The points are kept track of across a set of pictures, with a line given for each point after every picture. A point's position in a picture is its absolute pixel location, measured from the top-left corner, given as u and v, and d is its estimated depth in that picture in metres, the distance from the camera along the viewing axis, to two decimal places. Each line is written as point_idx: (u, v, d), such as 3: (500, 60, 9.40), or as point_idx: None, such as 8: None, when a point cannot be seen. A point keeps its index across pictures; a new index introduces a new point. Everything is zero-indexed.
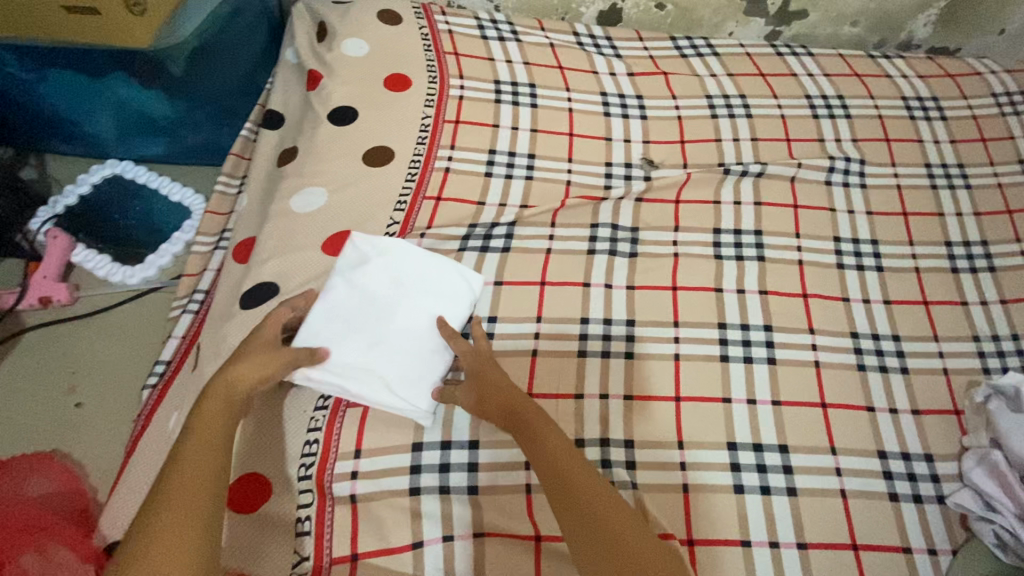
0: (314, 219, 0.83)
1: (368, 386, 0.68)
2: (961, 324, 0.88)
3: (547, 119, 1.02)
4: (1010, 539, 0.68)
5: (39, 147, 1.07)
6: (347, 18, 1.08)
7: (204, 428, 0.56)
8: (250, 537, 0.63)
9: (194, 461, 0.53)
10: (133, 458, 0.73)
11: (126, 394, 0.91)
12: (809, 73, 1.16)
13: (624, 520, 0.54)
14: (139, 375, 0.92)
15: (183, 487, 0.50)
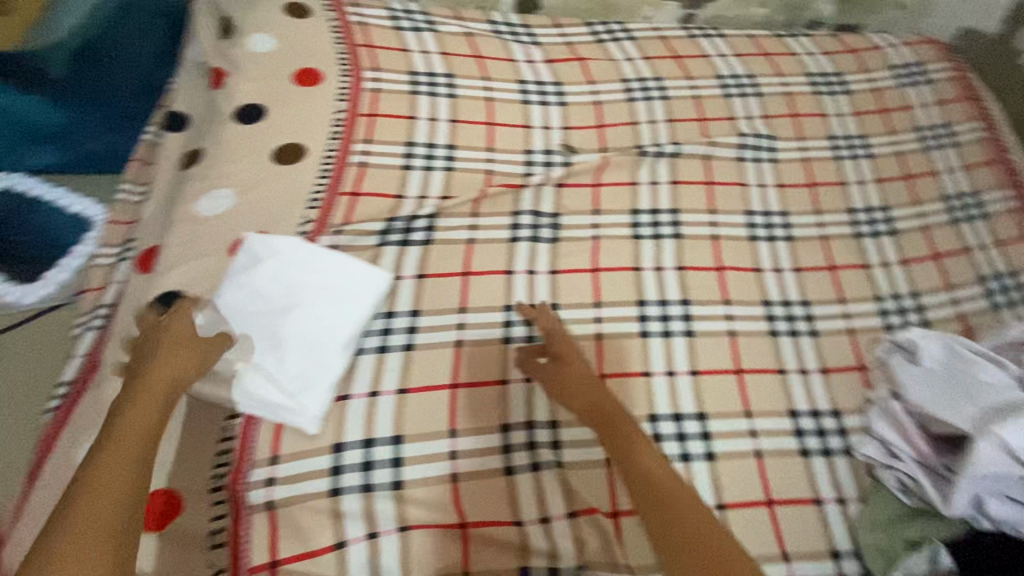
0: (223, 223, 0.81)
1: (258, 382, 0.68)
2: (864, 286, 0.93)
3: (465, 108, 1.01)
4: (911, 484, 0.71)
5: None
6: (252, 12, 1.04)
7: (123, 422, 0.55)
8: (163, 554, 0.61)
9: (104, 459, 0.52)
10: (36, 487, 0.69)
11: (30, 420, 0.86)
12: (721, 54, 1.20)
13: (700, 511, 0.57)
14: (44, 398, 0.88)
15: (90, 485, 0.50)
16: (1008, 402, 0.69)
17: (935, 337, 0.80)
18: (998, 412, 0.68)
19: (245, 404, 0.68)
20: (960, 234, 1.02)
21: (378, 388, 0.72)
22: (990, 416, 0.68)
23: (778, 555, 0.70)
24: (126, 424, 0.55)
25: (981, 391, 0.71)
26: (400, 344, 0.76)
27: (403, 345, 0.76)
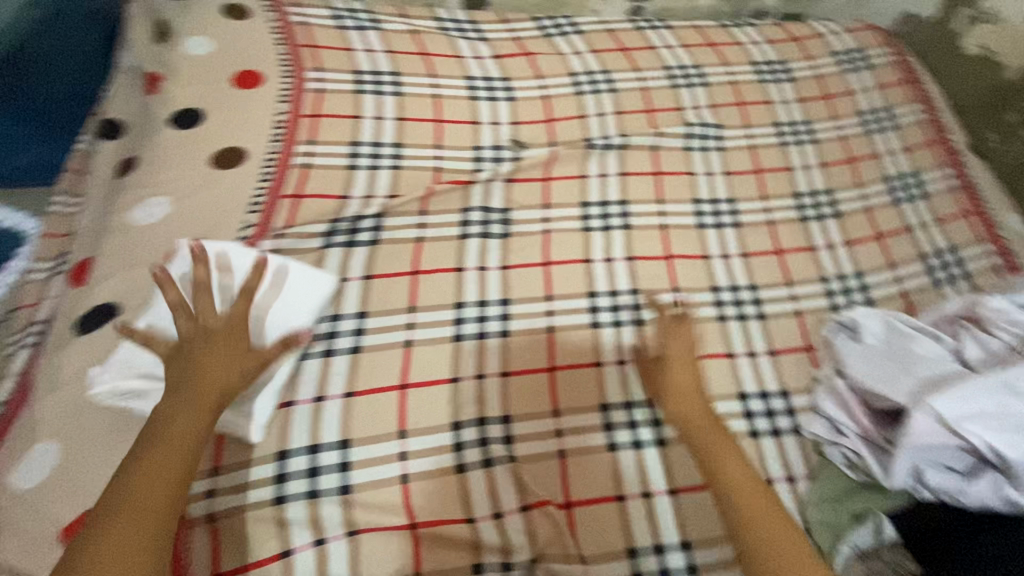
0: (160, 231, 0.79)
1: None
2: (811, 268, 0.95)
3: (412, 106, 1.00)
4: (857, 460, 0.73)
5: None
6: (189, 15, 1.02)
7: (168, 427, 0.58)
8: None
9: (147, 465, 0.55)
10: None
11: None
12: (668, 45, 1.21)
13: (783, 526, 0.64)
14: None
15: (136, 490, 0.53)
16: (940, 374, 0.71)
17: (876, 315, 0.82)
18: (930, 383, 0.70)
19: None
20: (902, 213, 1.05)
21: (325, 393, 0.71)
22: (922, 386, 0.70)
23: None
24: (171, 429, 0.58)
25: (916, 364, 0.73)
26: (346, 347, 0.75)
27: (350, 347, 0.75)
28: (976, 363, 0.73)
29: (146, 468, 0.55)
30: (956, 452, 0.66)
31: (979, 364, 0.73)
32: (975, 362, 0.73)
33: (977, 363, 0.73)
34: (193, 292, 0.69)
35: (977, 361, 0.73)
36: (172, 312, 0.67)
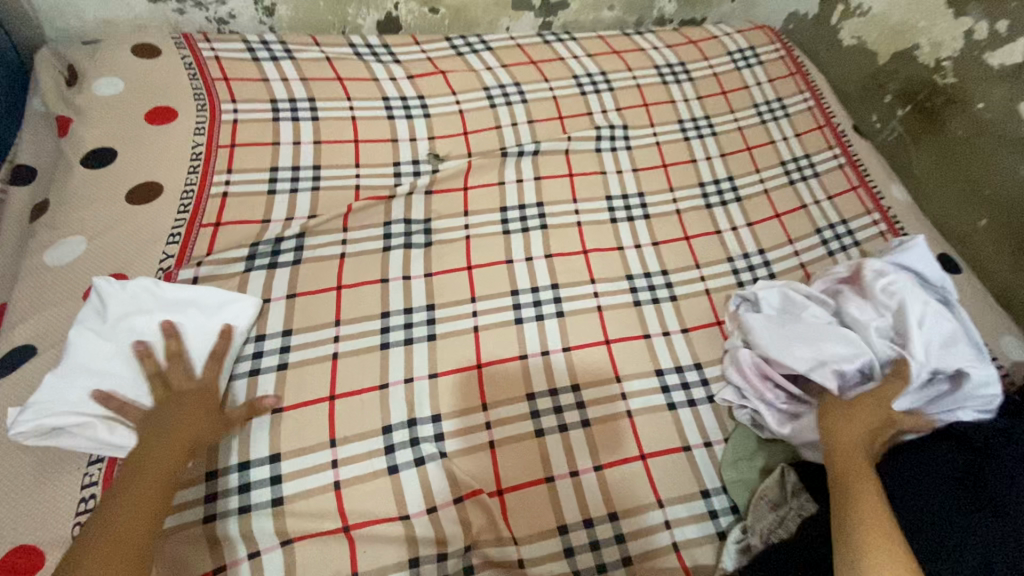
0: (75, 270, 0.79)
1: (113, 432, 0.66)
2: (717, 249, 1.03)
3: (329, 130, 1.04)
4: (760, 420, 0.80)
5: None
6: (97, 58, 1.03)
7: (152, 462, 0.61)
8: None
9: (134, 495, 0.58)
10: None
11: None
12: (575, 56, 1.29)
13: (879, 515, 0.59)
14: None
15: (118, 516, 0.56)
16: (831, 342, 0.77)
17: (774, 287, 0.88)
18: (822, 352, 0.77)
19: (109, 453, 0.66)
20: (797, 192, 1.14)
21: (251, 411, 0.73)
22: (814, 357, 0.77)
23: (653, 502, 0.75)
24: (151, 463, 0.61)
25: (811, 332, 0.79)
26: (272, 365, 0.77)
27: (276, 365, 0.77)
28: (862, 320, 0.79)
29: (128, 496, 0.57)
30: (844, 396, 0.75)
31: (863, 320, 0.79)
32: (861, 320, 0.79)
33: (863, 320, 0.79)
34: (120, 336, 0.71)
35: (864, 319, 0.79)
36: (106, 355, 0.70)
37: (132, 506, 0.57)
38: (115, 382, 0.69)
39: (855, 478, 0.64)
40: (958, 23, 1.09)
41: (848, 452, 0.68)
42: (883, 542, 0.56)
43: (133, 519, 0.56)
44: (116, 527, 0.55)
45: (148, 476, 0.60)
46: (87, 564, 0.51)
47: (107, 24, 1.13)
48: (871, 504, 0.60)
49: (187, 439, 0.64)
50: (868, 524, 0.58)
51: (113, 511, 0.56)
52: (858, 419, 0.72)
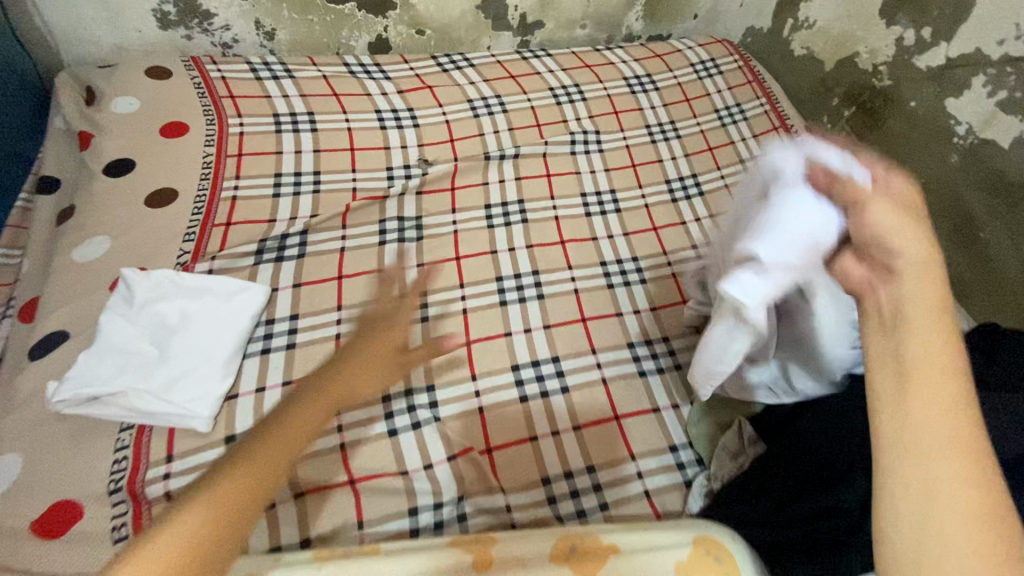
0: (101, 266, 0.88)
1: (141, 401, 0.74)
2: (682, 238, 1.13)
3: (328, 140, 1.14)
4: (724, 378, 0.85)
5: None
6: (114, 80, 1.13)
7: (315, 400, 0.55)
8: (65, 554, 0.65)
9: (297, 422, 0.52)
10: None
11: None
12: (550, 70, 1.40)
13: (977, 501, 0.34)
14: None
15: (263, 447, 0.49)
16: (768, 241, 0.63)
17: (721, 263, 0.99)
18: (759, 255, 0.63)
19: (138, 420, 0.74)
20: None
21: (263, 384, 0.82)
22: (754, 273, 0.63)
23: (626, 456, 0.84)
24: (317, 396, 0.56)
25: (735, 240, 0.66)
26: (282, 345, 0.86)
27: (285, 345, 0.86)
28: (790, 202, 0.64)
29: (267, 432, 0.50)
30: None
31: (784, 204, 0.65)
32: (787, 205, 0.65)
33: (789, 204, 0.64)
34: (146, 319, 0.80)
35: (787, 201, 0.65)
36: (133, 336, 0.79)
37: (223, 492, 0.45)
38: (141, 359, 0.77)
39: (936, 407, 0.36)
40: (889, 31, 1.21)
41: (921, 340, 0.37)
42: (964, 529, 0.33)
43: (222, 511, 0.44)
44: (202, 508, 0.44)
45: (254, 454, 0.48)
46: (211, 497, 0.44)
47: (120, 50, 1.23)
48: (952, 460, 0.34)
49: (307, 429, 0.52)
50: (939, 494, 0.34)
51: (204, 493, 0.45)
52: (926, 269, 0.39)
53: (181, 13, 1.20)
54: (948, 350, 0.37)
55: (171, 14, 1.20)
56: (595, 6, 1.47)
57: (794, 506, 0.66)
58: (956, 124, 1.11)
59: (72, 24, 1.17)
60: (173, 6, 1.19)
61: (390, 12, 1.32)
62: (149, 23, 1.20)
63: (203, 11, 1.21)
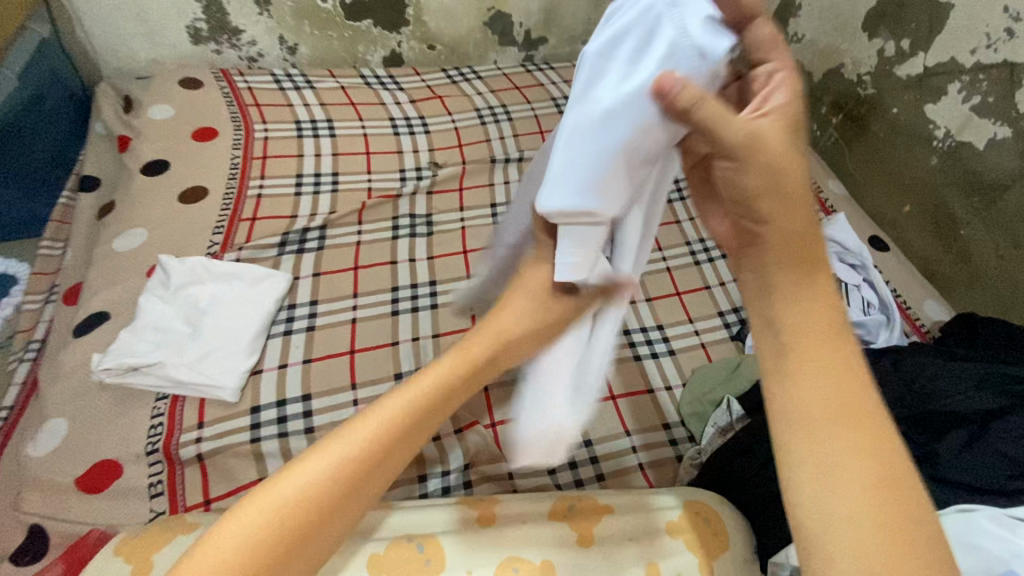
0: (138, 254, 0.96)
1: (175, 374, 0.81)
2: (677, 236, 1.19)
3: (346, 145, 1.23)
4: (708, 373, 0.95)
5: None
6: (151, 89, 1.23)
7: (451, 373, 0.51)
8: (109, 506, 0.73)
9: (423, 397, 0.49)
10: None
11: None
12: (553, 82, 1.48)
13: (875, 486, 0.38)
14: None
15: (382, 420, 0.48)
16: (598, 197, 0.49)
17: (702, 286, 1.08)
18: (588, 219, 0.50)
19: (172, 390, 0.81)
20: None
21: (286, 361, 0.88)
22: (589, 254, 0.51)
23: (621, 432, 0.90)
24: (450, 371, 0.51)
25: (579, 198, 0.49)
26: (303, 327, 0.93)
27: (306, 327, 0.93)
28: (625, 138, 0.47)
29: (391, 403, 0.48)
30: None
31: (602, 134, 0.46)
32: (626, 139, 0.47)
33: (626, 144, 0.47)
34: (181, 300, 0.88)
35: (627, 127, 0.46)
36: (169, 316, 0.86)
37: (335, 464, 0.45)
38: (175, 336, 0.85)
39: (825, 383, 0.41)
40: (871, 44, 1.29)
41: (797, 317, 0.42)
42: (858, 494, 0.38)
43: (331, 493, 0.45)
44: (311, 483, 0.45)
45: (373, 435, 0.47)
46: (329, 457, 0.46)
47: (154, 63, 1.34)
48: (846, 433, 0.40)
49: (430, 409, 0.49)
50: (835, 465, 0.39)
51: (318, 465, 0.45)
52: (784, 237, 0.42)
53: (212, 29, 1.30)
54: (819, 328, 0.42)
55: (203, 31, 1.30)
56: (596, 22, 1.56)
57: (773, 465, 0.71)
58: (935, 128, 1.17)
59: (112, 40, 1.27)
60: (205, 24, 1.29)
61: (403, 29, 1.41)
62: (183, 39, 1.31)
63: (231, 28, 1.31)
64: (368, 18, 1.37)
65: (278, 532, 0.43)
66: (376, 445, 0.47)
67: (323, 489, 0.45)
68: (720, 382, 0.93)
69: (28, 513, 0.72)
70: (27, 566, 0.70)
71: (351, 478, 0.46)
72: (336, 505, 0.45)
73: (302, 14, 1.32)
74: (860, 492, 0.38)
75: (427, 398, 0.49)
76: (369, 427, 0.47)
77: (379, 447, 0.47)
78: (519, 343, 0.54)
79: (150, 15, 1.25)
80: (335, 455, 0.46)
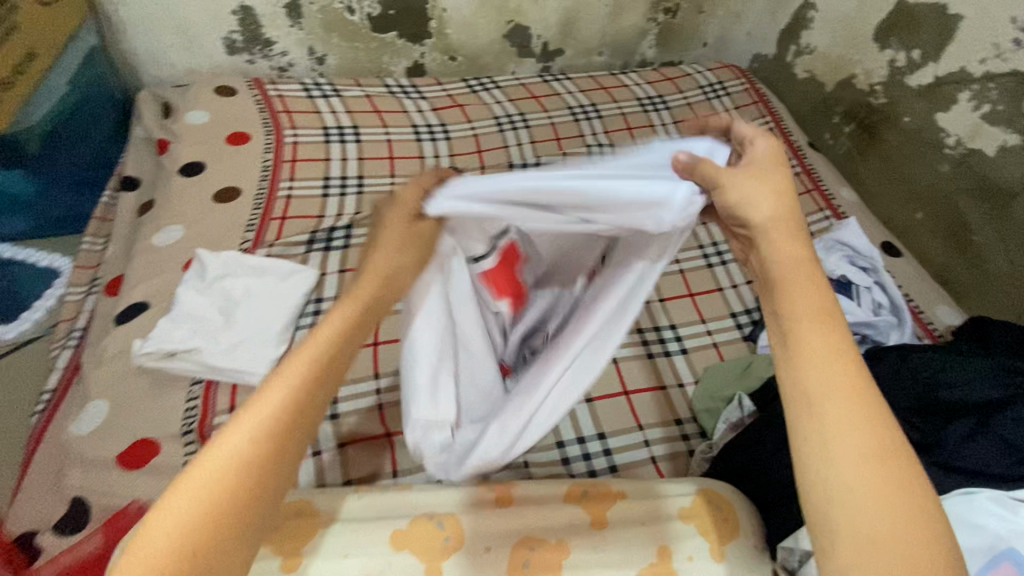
0: (175, 249, 1.01)
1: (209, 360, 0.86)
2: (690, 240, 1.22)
3: (371, 149, 1.28)
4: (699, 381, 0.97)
5: None
6: (189, 96, 1.30)
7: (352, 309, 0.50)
8: (147, 482, 0.77)
9: (331, 339, 0.48)
10: (40, 464, 0.83)
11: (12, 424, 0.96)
12: (570, 91, 1.52)
13: (875, 457, 0.41)
14: (27, 405, 0.97)
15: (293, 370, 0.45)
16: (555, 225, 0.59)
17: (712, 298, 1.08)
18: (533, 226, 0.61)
19: (206, 375, 0.86)
20: None
21: None
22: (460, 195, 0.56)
23: (634, 426, 0.92)
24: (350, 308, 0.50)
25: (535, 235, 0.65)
26: None
27: None
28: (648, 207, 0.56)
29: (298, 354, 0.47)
30: None
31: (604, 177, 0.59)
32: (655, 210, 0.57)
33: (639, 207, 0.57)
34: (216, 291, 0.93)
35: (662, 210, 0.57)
36: (204, 306, 0.91)
37: (256, 431, 0.43)
38: (209, 324, 0.89)
39: (819, 368, 0.43)
40: (882, 54, 1.32)
41: (792, 299, 0.46)
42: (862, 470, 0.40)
43: (255, 459, 0.42)
44: (238, 456, 0.42)
45: (283, 394, 0.45)
46: (246, 422, 0.43)
47: (192, 72, 1.41)
48: (844, 407, 0.42)
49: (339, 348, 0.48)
50: (837, 446, 0.41)
51: (237, 437, 0.42)
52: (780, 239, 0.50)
53: (247, 40, 1.37)
54: (812, 306, 0.46)
55: (238, 42, 1.38)
56: (611, 34, 1.61)
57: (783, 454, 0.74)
58: (946, 136, 1.19)
59: (154, 50, 1.35)
60: (240, 35, 1.36)
61: (426, 41, 1.48)
62: (219, 49, 1.38)
63: (265, 40, 1.38)
64: (394, 30, 1.43)
65: (219, 507, 0.40)
66: (288, 405, 0.44)
67: (247, 452, 0.42)
68: (732, 379, 0.95)
69: (70, 486, 0.77)
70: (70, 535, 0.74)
71: (274, 443, 0.43)
72: (269, 473, 0.43)
73: (331, 27, 1.39)
74: (866, 468, 0.40)
75: (327, 346, 0.48)
76: (279, 379, 0.45)
77: (293, 407, 0.45)
78: (401, 277, 0.55)
79: (189, 27, 1.32)
80: (249, 416, 0.43)
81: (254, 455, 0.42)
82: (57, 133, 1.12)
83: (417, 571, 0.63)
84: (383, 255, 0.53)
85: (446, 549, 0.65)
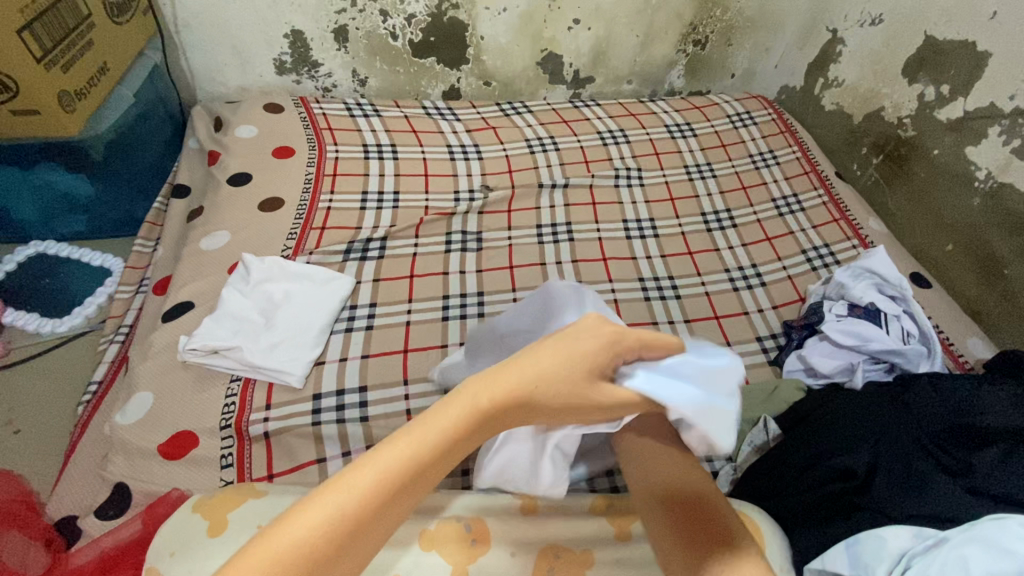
0: (220, 254, 1.07)
1: (246, 359, 0.89)
2: (717, 265, 1.25)
3: (407, 167, 1.33)
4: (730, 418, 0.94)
5: (31, 228, 1.21)
6: (239, 112, 1.37)
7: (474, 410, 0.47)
8: (187, 472, 0.81)
9: (445, 435, 0.46)
10: (88, 450, 0.88)
11: (60, 412, 1.01)
12: (599, 117, 1.56)
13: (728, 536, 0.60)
14: (76, 393, 1.04)
15: (400, 454, 0.45)
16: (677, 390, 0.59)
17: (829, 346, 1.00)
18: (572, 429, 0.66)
19: (245, 373, 0.90)
20: (787, 221, 1.36)
21: (345, 356, 0.96)
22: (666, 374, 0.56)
23: None
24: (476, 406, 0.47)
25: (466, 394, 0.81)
26: (362, 326, 1.01)
27: (365, 326, 1.01)
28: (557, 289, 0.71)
29: (406, 435, 0.46)
30: (822, 360, 0.98)
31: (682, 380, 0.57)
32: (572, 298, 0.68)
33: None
34: (258, 294, 0.97)
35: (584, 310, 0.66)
36: (246, 308, 0.96)
37: (343, 505, 0.42)
38: (249, 325, 0.94)
39: (674, 477, 0.65)
40: (911, 88, 1.33)
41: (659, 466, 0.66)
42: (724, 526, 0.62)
43: (333, 537, 0.41)
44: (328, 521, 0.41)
45: (384, 476, 0.44)
46: (340, 495, 0.42)
47: (243, 90, 1.50)
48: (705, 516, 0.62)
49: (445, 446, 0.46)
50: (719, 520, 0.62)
51: (323, 505, 0.42)
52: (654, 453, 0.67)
53: (295, 62, 1.46)
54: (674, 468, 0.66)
55: (287, 63, 1.46)
56: (641, 64, 1.65)
57: (808, 473, 0.75)
58: (976, 169, 1.20)
59: (210, 68, 1.44)
60: (289, 57, 1.44)
61: (463, 66, 1.54)
62: (269, 69, 1.46)
63: (312, 61, 1.46)
64: (433, 56, 1.50)
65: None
66: (382, 486, 0.43)
67: (329, 526, 0.41)
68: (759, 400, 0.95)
69: (113, 473, 0.81)
70: (111, 519, 0.78)
71: (361, 517, 0.42)
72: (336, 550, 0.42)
73: (374, 50, 1.46)
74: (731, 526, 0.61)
75: (438, 436, 0.46)
76: (382, 459, 0.44)
77: (392, 483, 0.44)
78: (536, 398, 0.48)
79: (243, 48, 1.41)
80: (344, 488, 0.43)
81: (334, 529, 0.41)
82: (121, 141, 1.21)
83: (445, 571, 0.64)
84: (552, 351, 0.50)
85: (473, 551, 0.66)
